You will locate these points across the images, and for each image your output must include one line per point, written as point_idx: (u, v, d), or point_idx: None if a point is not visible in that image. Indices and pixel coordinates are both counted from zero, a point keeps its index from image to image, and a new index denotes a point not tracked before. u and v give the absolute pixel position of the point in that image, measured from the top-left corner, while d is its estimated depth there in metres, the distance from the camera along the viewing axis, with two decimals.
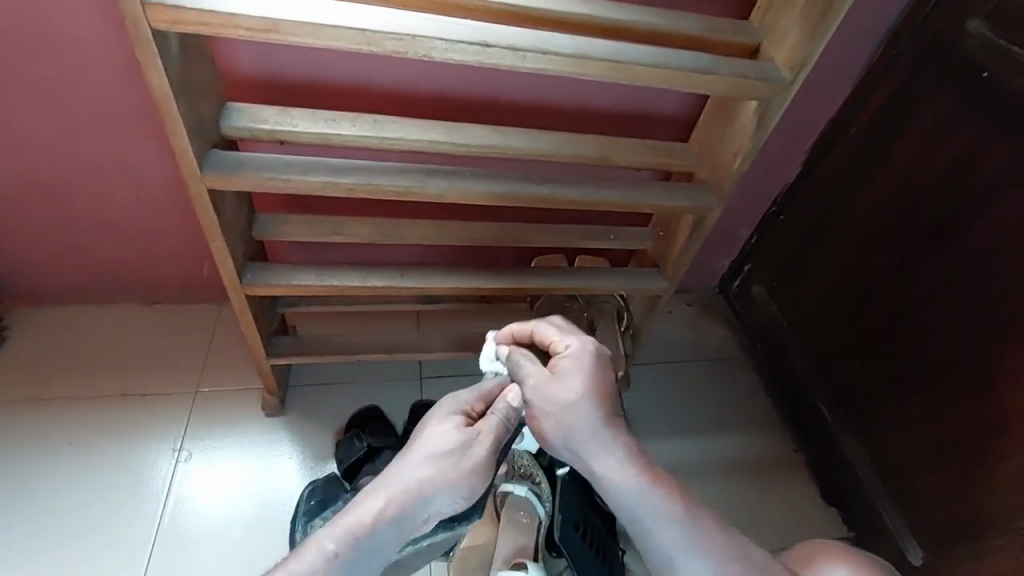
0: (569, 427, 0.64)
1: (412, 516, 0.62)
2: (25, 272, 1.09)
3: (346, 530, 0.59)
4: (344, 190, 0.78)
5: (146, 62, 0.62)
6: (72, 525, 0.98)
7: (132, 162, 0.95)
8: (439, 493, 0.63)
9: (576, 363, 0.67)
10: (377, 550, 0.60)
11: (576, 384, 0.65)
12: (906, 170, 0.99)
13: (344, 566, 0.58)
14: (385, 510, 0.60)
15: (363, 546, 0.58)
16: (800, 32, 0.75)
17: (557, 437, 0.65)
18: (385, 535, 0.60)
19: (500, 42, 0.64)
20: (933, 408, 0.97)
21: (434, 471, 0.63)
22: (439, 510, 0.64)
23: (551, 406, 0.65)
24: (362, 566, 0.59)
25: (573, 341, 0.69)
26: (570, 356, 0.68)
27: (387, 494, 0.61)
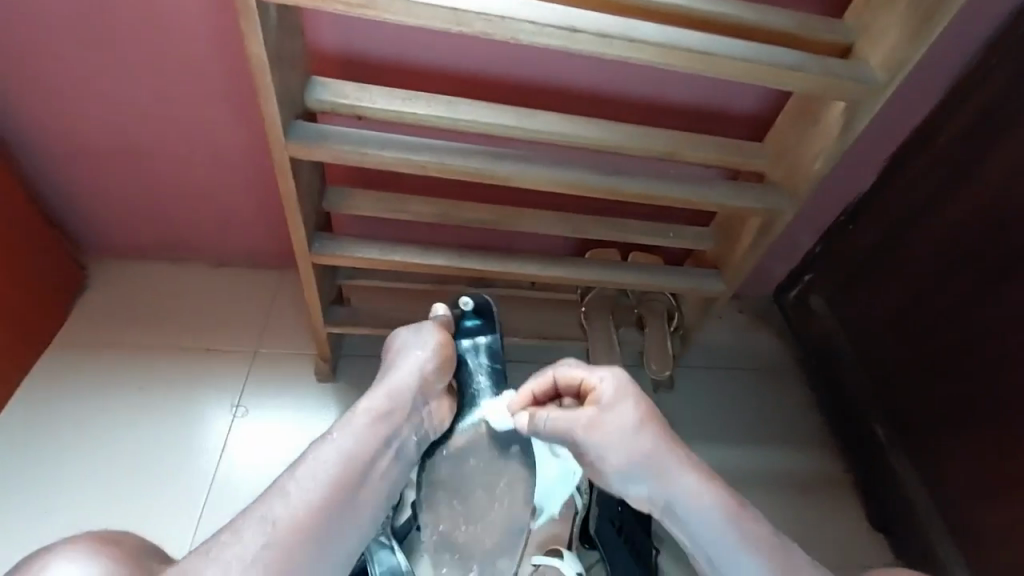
0: (628, 467, 0.75)
1: (405, 398, 0.79)
2: (110, 227, 1.17)
3: (352, 418, 0.75)
4: (416, 167, 0.80)
5: (248, 31, 0.65)
6: (138, 465, 1.05)
7: (215, 128, 1.00)
8: (416, 375, 0.80)
9: (624, 397, 0.77)
10: (383, 428, 0.76)
11: (632, 416, 0.76)
12: (995, 188, 0.93)
13: (361, 443, 0.74)
14: (381, 399, 0.78)
15: (367, 426, 0.75)
16: (901, 32, 0.71)
17: (621, 478, 0.76)
18: (384, 418, 0.77)
19: (587, 27, 0.64)
20: (1002, 441, 0.93)
21: (411, 363, 0.81)
22: (426, 389, 0.81)
23: (611, 449, 0.75)
24: (366, 439, 0.74)
25: (605, 372, 0.79)
26: (616, 393, 0.77)
27: (376, 388, 0.79)
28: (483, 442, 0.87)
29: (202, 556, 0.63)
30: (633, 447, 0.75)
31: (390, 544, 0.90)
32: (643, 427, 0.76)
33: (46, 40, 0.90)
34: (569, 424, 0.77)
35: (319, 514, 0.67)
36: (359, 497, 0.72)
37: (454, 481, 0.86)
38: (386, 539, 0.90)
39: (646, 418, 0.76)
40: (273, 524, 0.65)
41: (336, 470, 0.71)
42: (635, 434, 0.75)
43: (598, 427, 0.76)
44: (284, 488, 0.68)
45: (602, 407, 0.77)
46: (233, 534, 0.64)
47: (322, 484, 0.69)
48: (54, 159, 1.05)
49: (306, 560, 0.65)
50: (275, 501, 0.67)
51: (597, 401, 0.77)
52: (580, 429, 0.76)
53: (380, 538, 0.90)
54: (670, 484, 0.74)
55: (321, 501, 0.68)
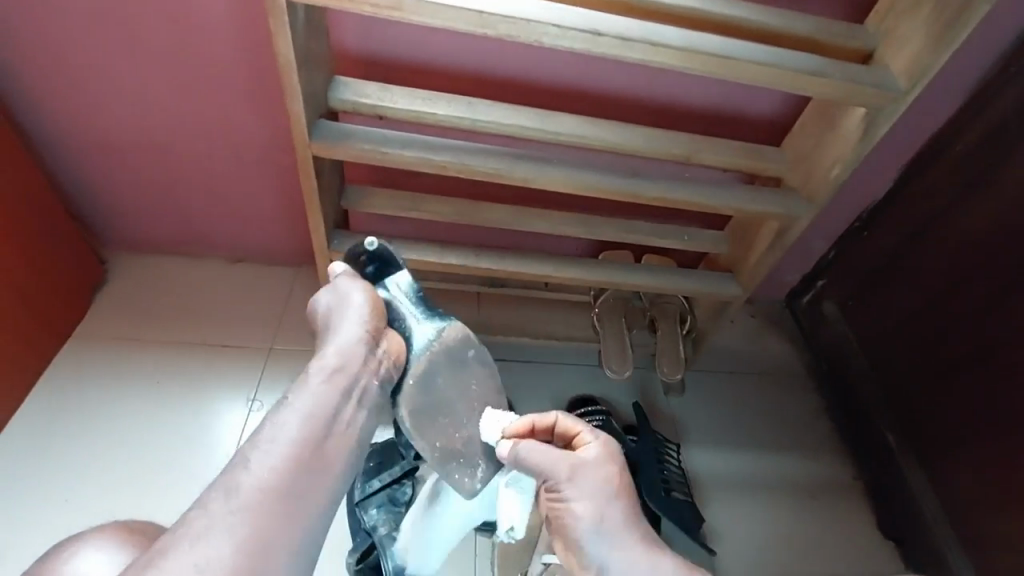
0: (600, 525, 0.62)
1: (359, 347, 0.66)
2: (132, 221, 1.19)
3: (305, 376, 0.64)
4: (435, 167, 0.80)
5: (276, 31, 0.67)
6: (155, 456, 1.07)
7: (237, 126, 1.02)
8: (363, 319, 0.68)
9: (610, 460, 0.67)
10: (343, 381, 0.64)
11: (617, 479, 0.65)
12: (1012, 196, 0.93)
13: (321, 400, 0.62)
14: (334, 353, 0.66)
15: (321, 384, 0.63)
16: (924, 39, 0.71)
17: (585, 536, 0.62)
18: (336, 373, 0.64)
19: (610, 31, 0.65)
20: (1014, 450, 0.92)
21: (349, 315, 0.68)
22: (378, 335, 0.68)
23: (586, 495, 0.63)
24: (321, 398, 0.62)
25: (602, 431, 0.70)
26: (602, 453, 0.67)
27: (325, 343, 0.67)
28: (444, 360, 0.71)
29: (168, 537, 0.52)
30: (607, 512, 0.63)
31: None
32: (620, 498, 0.64)
33: (76, 38, 0.92)
34: (547, 464, 0.66)
35: (285, 479, 0.56)
36: (327, 458, 0.60)
37: (436, 404, 0.71)
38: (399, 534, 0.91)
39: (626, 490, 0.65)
40: (234, 497, 0.54)
41: (300, 431, 0.59)
42: (610, 500, 0.64)
43: (577, 471, 0.65)
44: (242, 456, 0.57)
45: (586, 459, 0.66)
46: (197, 509, 0.53)
47: (283, 449, 0.58)
48: (79, 153, 1.07)
49: (283, 532, 0.55)
50: (236, 470, 0.56)
51: (586, 453, 0.67)
52: (560, 469, 0.65)
53: (393, 533, 0.92)
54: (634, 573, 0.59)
55: (285, 468, 0.57)
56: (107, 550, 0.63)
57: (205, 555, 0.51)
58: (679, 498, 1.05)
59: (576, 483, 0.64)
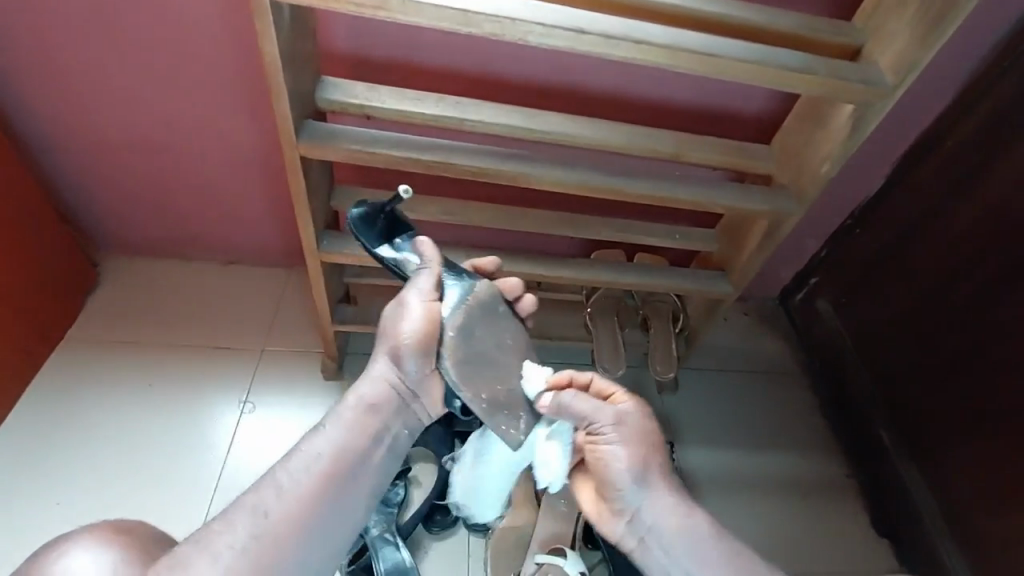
0: (641, 472, 0.66)
1: (394, 387, 0.70)
2: (122, 223, 1.19)
3: (340, 409, 0.67)
4: (424, 167, 0.80)
5: (260, 31, 0.66)
6: (147, 459, 1.07)
7: (227, 127, 1.02)
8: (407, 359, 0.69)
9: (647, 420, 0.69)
10: (374, 420, 0.68)
11: (653, 429, 0.69)
12: (1002, 193, 0.93)
13: (350, 437, 0.66)
14: (369, 388, 0.69)
15: (355, 420, 0.67)
16: (911, 35, 0.71)
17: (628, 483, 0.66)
18: (370, 411, 0.68)
19: (595, 29, 0.65)
20: (1008, 447, 0.92)
21: (402, 346, 0.69)
22: (418, 377, 0.70)
23: (629, 445, 0.66)
24: (353, 438, 0.66)
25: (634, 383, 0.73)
26: (641, 414, 0.69)
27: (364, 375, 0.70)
28: (478, 313, 0.72)
29: (190, 547, 0.57)
30: (645, 464, 0.66)
31: (395, 541, 0.91)
32: (654, 456, 0.68)
33: (64, 40, 0.92)
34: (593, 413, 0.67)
35: (306, 511, 0.61)
36: (350, 494, 0.65)
37: (478, 353, 0.71)
38: (391, 536, 0.92)
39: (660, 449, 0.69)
40: (258, 521, 0.59)
41: (327, 462, 0.64)
42: (649, 456, 0.67)
43: (619, 421, 0.67)
44: (271, 482, 0.61)
45: (629, 415, 0.68)
46: (224, 524, 0.58)
47: (309, 482, 0.62)
48: (69, 156, 1.07)
49: (296, 559, 0.60)
50: (264, 494, 0.61)
51: (625, 403, 0.69)
52: (604, 419, 0.67)
53: (386, 534, 0.92)
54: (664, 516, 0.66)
55: (309, 499, 0.61)
56: (95, 549, 0.63)
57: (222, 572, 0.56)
58: None
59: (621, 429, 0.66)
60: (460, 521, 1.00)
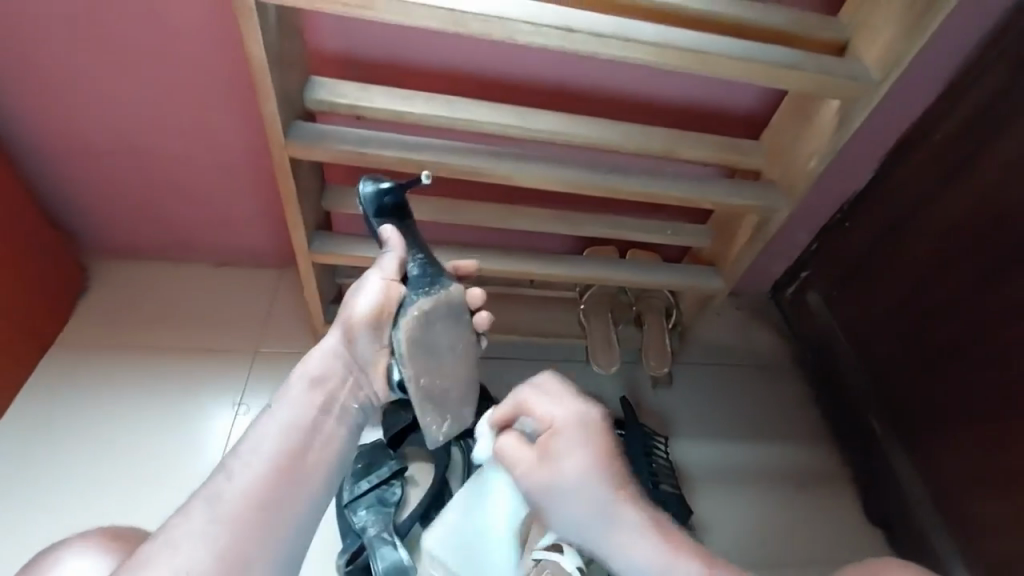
0: (571, 495, 0.73)
1: (338, 359, 0.72)
2: (110, 226, 1.17)
3: (283, 389, 0.70)
4: (414, 167, 0.80)
5: (247, 33, 0.66)
6: (141, 463, 1.06)
7: (216, 128, 1.01)
8: (356, 331, 0.73)
9: (574, 449, 0.73)
10: (320, 395, 0.70)
11: (580, 463, 0.73)
12: (989, 185, 0.94)
13: (297, 414, 0.68)
14: (315, 363, 0.71)
15: (300, 398, 0.69)
16: (896, 29, 0.72)
17: (560, 509, 0.74)
18: (315, 388, 0.70)
19: (584, 27, 0.65)
20: (995, 436, 0.94)
21: (354, 325, 0.72)
22: (367, 347, 0.73)
23: (556, 479, 0.73)
24: (303, 414, 0.69)
25: (569, 402, 0.76)
26: (564, 444, 0.73)
27: (308, 355, 0.73)
28: (444, 314, 0.74)
29: (151, 544, 0.59)
30: (576, 495, 0.72)
31: (393, 541, 0.92)
32: (593, 471, 0.73)
33: (46, 42, 0.90)
34: (512, 463, 0.76)
35: (256, 490, 0.63)
36: (304, 469, 0.66)
37: (433, 342, 0.74)
38: (387, 537, 0.92)
39: (598, 471, 0.73)
40: (213, 504, 0.61)
41: (274, 442, 0.66)
42: (578, 488, 0.72)
43: (545, 455, 0.74)
44: (223, 469, 0.64)
45: (552, 451, 0.73)
46: (181, 516, 0.61)
47: (257, 461, 0.65)
48: (54, 159, 1.06)
49: (260, 540, 0.61)
50: (218, 481, 0.63)
51: (551, 435, 0.74)
52: (521, 472, 0.74)
53: (383, 534, 0.93)
54: (611, 535, 0.72)
55: (262, 481, 0.63)
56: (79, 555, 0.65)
57: (183, 560, 0.58)
58: (667, 490, 1.06)
59: (547, 464, 0.73)
60: None
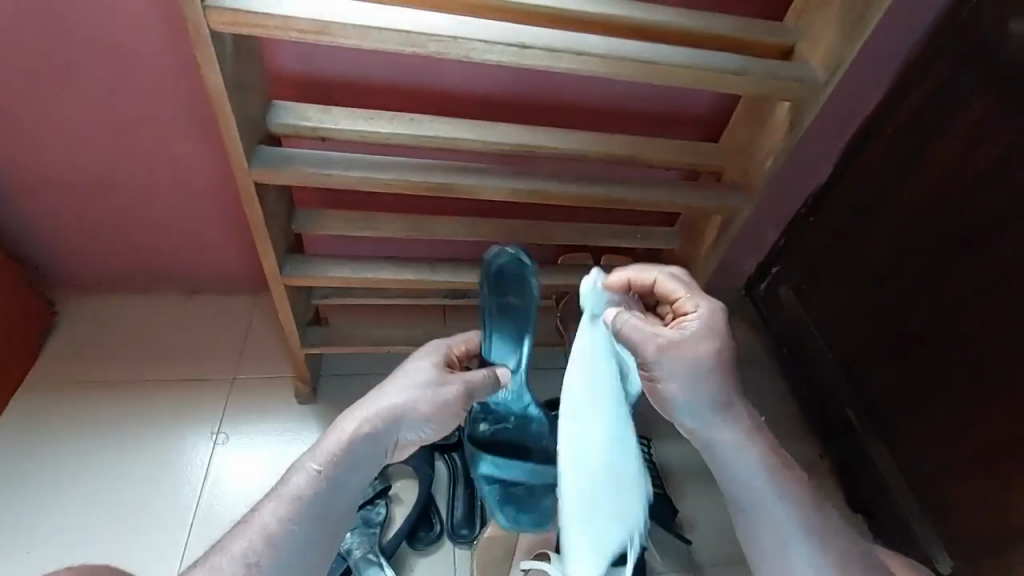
0: (697, 390, 0.66)
1: (382, 437, 0.68)
2: (76, 261, 1.15)
3: (325, 454, 0.66)
4: (381, 185, 0.81)
5: (202, 60, 0.66)
6: (115, 502, 1.03)
7: (181, 157, 1.00)
8: (409, 417, 0.69)
9: (718, 340, 0.66)
10: (364, 463, 0.67)
11: (717, 355, 0.66)
12: (940, 175, 0.98)
13: (338, 482, 0.66)
14: (363, 428, 0.68)
15: (344, 464, 0.66)
16: (836, 33, 0.75)
17: (680, 405, 0.67)
18: (361, 456, 0.67)
19: (536, 42, 0.67)
20: (963, 417, 0.96)
21: (412, 409, 0.69)
22: (414, 436, 0.70)
23: (684, 363, 0.65)
24: (347, 482, 0.66)
25: (704, 303, 0.68)
26: (709, 329, 0.66)
27: (351, 418, 0.68)
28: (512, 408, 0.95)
29: None
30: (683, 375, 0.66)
31: (380, 562, 0.94)
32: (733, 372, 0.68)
33: (1, 77, 0.89)
34: (639, 329, 0.67)
35: (280, 558, 0.62)
36: (324, 546, 0.64)
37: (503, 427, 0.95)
38: (373, 558, 0.94)
39: (723, 359, 0.66)
40: (241, 566, 0.60)
41: (311, 505, 0.64)
42: (716, 385, 0.66)
43: (680, 331, 0.66)
44: (256, 525, 0.62)
45: (687, 332, 0.66)
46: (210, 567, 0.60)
47: (286, 527, 0.63)
48: (15, 195, 1.04)
49: None
50: (254, 540, 0.61)
51: (689, 316, 0.68)
52: (654, 348, 0.66)
53: (369, 556, 0.94)
54: (713, 417, 0.67)
55: (295, 546, 0.62)
56: None
57: None
58: (653, 491, 1.06)
59: (675, 347, 0.65)
60: (444, 534, 1.00)
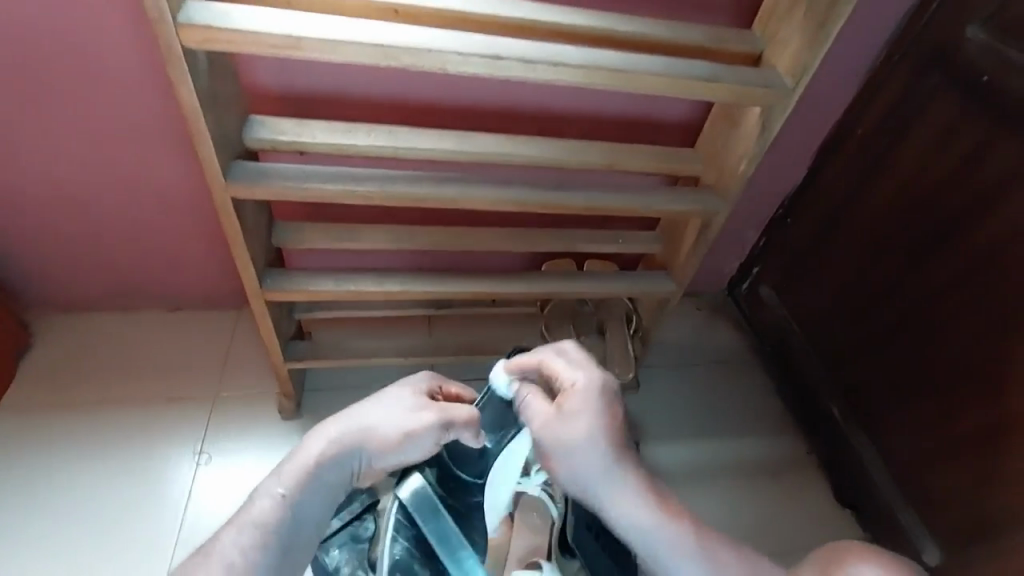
0: (577, 457, 0.70)
1: (348, 460, 0.72)
2: (50, 281, 1.13)
3: (290, 476, 0.68)
4: (360, 198, 0.81)
5: (176, 78, 0.66)
6: (94, 527, 1.01)
7: (156, 173, 0.99)
8: (378, 440, 0.73)
9: (586, 411, 0.70)
10: (327, 486, 0.70)
11: (588, 423, 0.70)
12: (910, 174, 1.01)
13: (300, 505, 0.68)
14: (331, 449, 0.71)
15: (309, 488, 0.69)
16: (801, 39, 0.77)
17: (563, 471, 0.71)
18: (327, 476, 0.70)
19: (510, 54, 0.67)
20: (943, 410, 0.98)
21: (379, 434, 0.73)
22: (385, 459, 0.73)
23: (571, 434, 0.70)
24: (309, 505, 0.69)
25: (583, 374, 0.73)
26: (582, 404, 0.71)
27: (320, 440, 0.72)
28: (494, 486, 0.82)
29: None
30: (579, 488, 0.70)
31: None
32: (617, 438, 0.71)
33: None
34: (532, 417, 0.73)
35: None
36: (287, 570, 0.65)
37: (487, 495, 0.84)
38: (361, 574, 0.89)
39: (606, 432, 0.70)
40: None
41: (275, 530, 0.65)
42: (591, 449, 0.70)
43: (570, 401, 0.71)
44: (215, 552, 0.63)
45: (569, 409, 0.71)
46: None
47: (249, 555, 0.63)
48: None
49: None
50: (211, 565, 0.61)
51: (569, 389, 0.72)
52: (539, 426, 0.71)
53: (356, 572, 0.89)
54: (614, 494, 0.69)
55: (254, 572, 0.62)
56: None
57: None
58: None
59: (569, 419, 0.70)
60: None
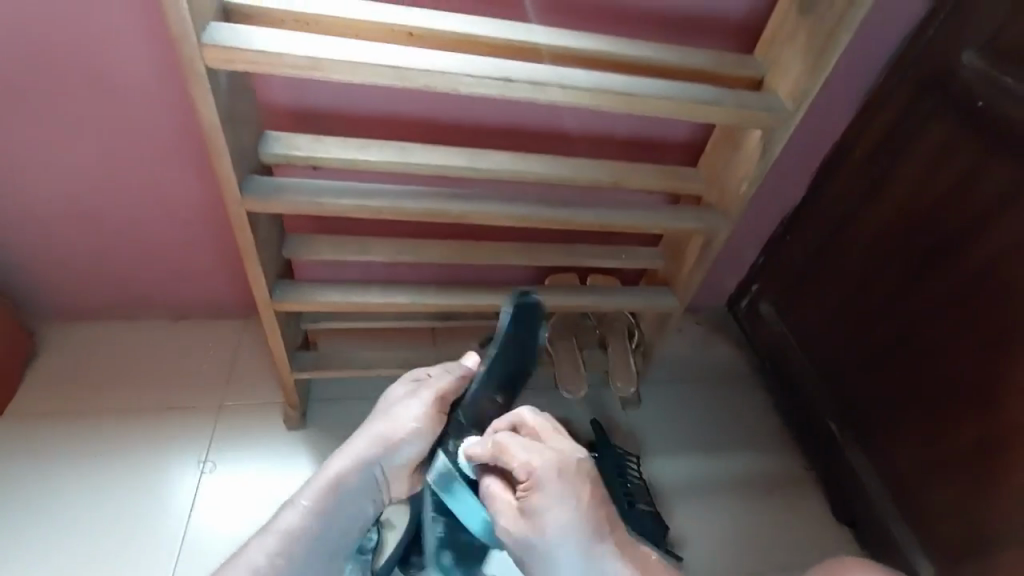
0: (556, 562, 0.64)
1: (364, 471, 0.79)
2: (61, 288, 1.15)
3: (315, 489, 0.78)
4: (371, 212, 0.83)
5: (197, 95, 0.68)
6: (97, 534, 1.01)
7: (170, 184, 1.01)
8: (390, 447, 0.79)
9: (553, 506, 0.64)
10: (348, 497, 0.78)
11: (564, 521, 0.64)
12: (905, 194, 1.03)
13: (323, 514, 0.77)
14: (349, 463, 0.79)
15: (331, 497, 0.78)
16: (801, 65, 0.80)
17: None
18: (348, 486, 0.78)
19: (521, 77, 0.70)
20: (938, 427, 0.99)
21: (391, 441, 0.79)
22: (396, 462, 0.80)
23: (545, 538, 0.64)
24: (333, 513, 0.78)
25: (544, 461, 0.65)
26: (549, 500, 0.64)
27: (340, 454, 0.80)
28: None
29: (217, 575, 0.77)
30: (575, 545, 0.64)
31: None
32: (594, 526, 0.65)
33: None
34: (497, 516, 0.67)
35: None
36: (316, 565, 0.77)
37: None
38: None
39: (582, 524, 0.64)
40: None
41: (301, 536, 0.76)
42: (567, 552, 0.64)
43: (535, 501, 0.64)
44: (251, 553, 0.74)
45: (535, 509, 0.64)
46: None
47: (279, 557, 0.74)
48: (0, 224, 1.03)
49: None
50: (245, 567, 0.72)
51: (532, 487, 0.65)
52: (504, 531, 0.66)
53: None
54: None
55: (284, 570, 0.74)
56: None
57: None
58: (641, 509, 1.08)
59: (537, 524, 0.64)
60: None
